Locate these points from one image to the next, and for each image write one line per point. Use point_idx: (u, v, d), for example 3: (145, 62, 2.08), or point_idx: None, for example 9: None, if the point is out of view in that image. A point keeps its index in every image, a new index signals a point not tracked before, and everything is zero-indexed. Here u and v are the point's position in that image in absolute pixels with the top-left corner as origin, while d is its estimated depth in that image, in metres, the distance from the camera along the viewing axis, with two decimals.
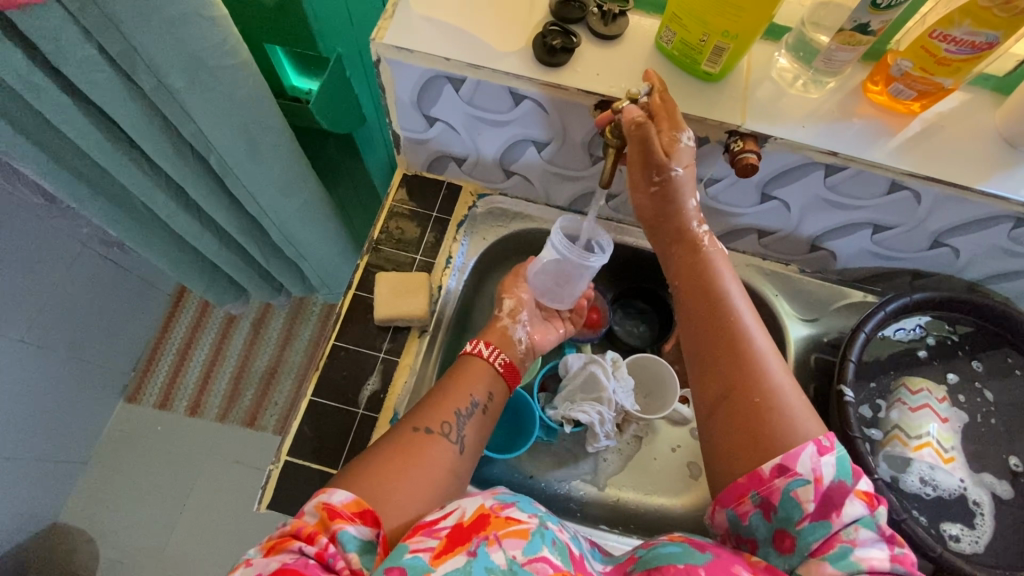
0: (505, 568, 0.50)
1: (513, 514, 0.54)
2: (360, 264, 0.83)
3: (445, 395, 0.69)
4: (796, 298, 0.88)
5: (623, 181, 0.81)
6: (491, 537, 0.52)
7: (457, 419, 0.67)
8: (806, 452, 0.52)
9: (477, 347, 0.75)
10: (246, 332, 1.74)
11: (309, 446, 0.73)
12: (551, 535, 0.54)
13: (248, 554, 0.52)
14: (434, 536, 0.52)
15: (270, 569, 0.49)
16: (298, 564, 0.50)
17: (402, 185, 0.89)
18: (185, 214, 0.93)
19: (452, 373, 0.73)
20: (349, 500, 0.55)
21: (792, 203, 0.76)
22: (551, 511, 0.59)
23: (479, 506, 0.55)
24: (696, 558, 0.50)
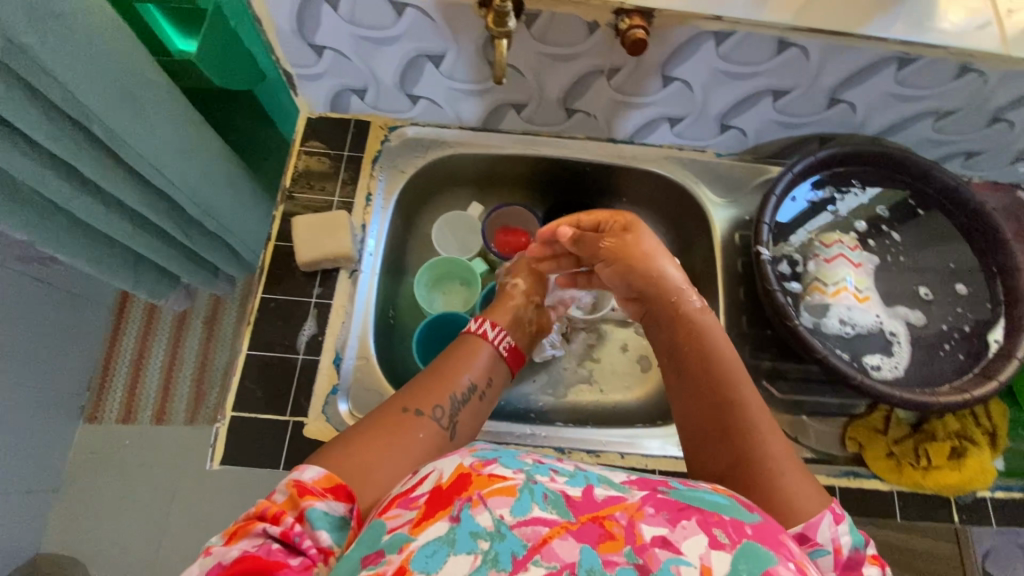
0: (491, 531, 0.40)
1: (495, 471, 0.43)
2: (276, 214, 0.81)
3: (439, 375, 0.64)
4: (716, 183, 0.90)
5: (528, 88, 0.80)
6: (475, 498, 0.41)
7: (450, 403, 0.62)
8: (824, 521, 0.48)
9: (482, 327, 0.73)
10: (200, 332, 1.66)
11: (255, 397, 0.72)
12: (541, 489, 0.42)
13: (207, 542, 0.45)
14: (411, 507, 0.43)
15: (231, 556, 0.43)
16: (262, 550, 0.43)
17: (308, 130, 0.87)
18: (85, 197, 0.88)
19: (451, 349, 0.70)
20: (320, 476, 0.49)
21: (692, 82, 0.77)
22: (542, 459, 0.46)
23: (457, 466, 0.45)
24: (743, 515, 0.42)
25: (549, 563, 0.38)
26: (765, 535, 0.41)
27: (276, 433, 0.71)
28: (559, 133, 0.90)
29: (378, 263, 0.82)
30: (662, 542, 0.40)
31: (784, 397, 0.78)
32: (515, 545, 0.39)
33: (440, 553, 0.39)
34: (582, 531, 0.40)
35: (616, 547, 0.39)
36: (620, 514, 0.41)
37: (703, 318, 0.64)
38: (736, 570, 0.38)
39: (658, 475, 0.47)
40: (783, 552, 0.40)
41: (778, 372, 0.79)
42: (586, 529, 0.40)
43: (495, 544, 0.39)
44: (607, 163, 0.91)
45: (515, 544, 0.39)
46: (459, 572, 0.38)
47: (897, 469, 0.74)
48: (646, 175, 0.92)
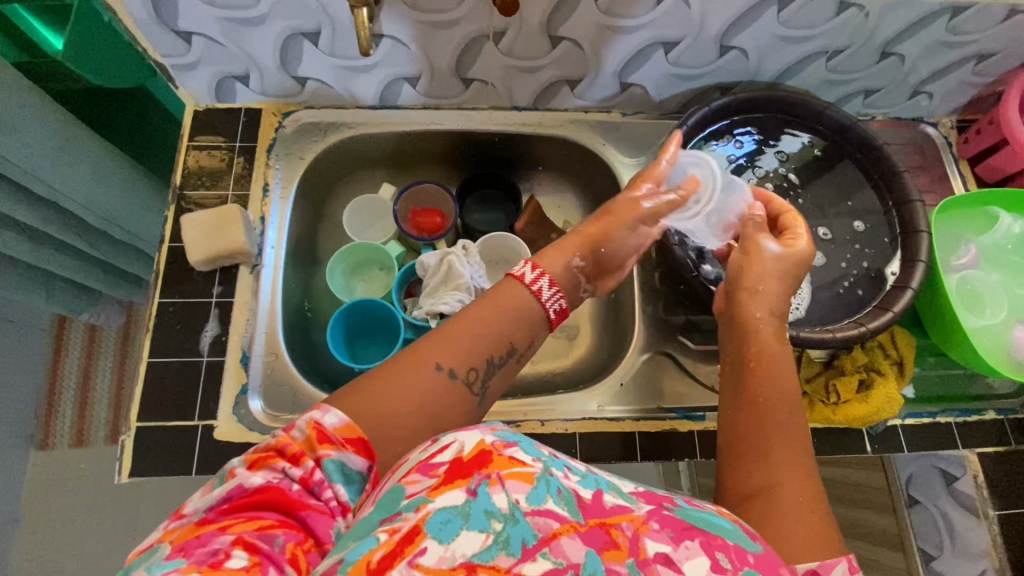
0: (505, 513, 0.37)
1: (516, 455, 0.40)
2: (167, 215, 0.78)
3: (478, 330, 0.55)
4: (624, 142, 0.89)
5: (416, 59, 0.78)
6: (493, 476, 0.38)
7: (487, 367, 0.54)
8: (839, 567, 0.45)
9: (536, 283, 0.60)
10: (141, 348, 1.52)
11: (161, 405, 0.70)
12: (557, 483, 0.39)
13: (232, 461, 0.44)
14: (431, 475, 0.39)
15: (253, 485, 0.42)
16: (284, 488, 0.42)
17: (196, 123, 0.83)
18: None
19: (489, 297, 0.58)
20: (343, 424, 0.46)
21: (580, 40, 0.75)
22: (558, 453, 0.43)
23: (481, 442, 0.40)
24: (746, 544, 0.40)
25: (556, 559, 0.36)
26: (766, 566, 0.38)
27: (185, 439, 0.69)
28: (461, 104, 0.88)
29: (280, 256, 0.80)
30: (665, 560, 0.37)
31: (699, 348, 0.79)
32: (527, 534, 0.36)
33: (454, 523, 0.36)
34: (590, 535, 0.37)
35: (620, 556, 0.37)
36: (627, 524, 0.38)
37: (771, 341, 0.60)
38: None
39: (664, 491, 0.44)
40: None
41: (692, 325, 0.80)
42: (594, 534, 0.37)
43: (508, 528, 0.36)
44: (514, 132, 0.90)
45: (527, 531, 0.36)
46: (468, 547, 0.35)
47: (810, 408, 0.75)
48: (555, 140, 0.91)
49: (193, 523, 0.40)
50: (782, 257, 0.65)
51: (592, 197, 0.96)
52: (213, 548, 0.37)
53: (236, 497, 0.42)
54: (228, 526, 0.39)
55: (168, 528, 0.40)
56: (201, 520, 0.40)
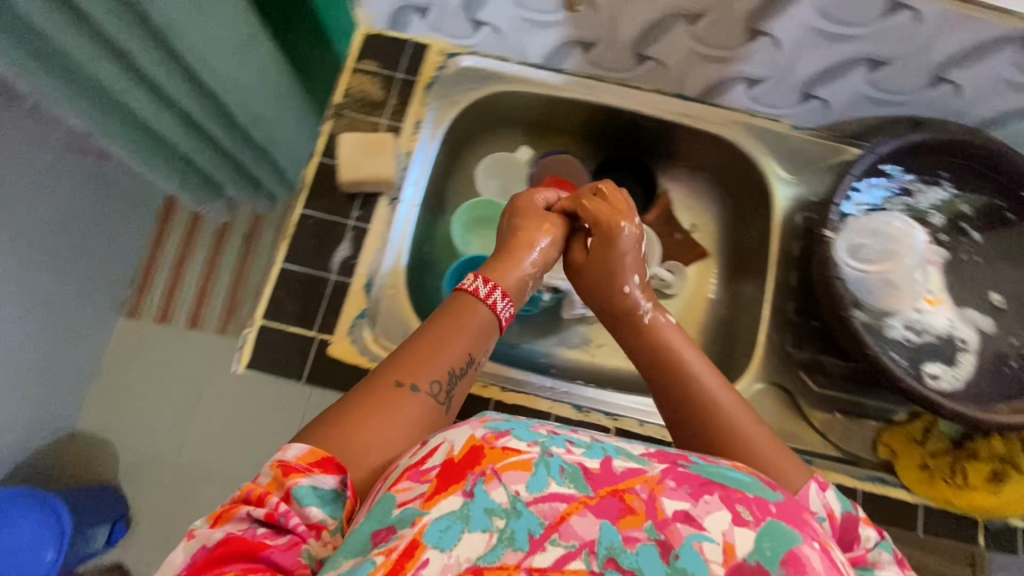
0: (507, 508, 0.35)
1: (510, 445, 0.38)
2: (323, 131, 0.80)
3: (432, 346, 0.54)
4: (785, 157, 0.83)
5: (601, 25, 0.74)
6: (489, 472, 0.36)
7: (450, 378, 0.53)
8: (812, 489, 0.45)
9: (490, 296, 0.60)
10: (209, 243, 1.50)
11: (285, 311, 0.73)
12: (558, 462, 0.37)
13: (192, 524, 0.42)
14: (422, 481, 0.37)
15: (213, 541, 0.40)
16: (246, 534, 0.40)
17: (364, 46, 0.83)
18: (140, 89, 0.88)
19: (442, 313, 0.57)
20: (304, 451, 0.44)
21: (782, 39, 0.69)
22: (556, 430, 0.41)
23: (469, 436, 0.39)
24: (766, 492, 0.37)
25: (567, 543, 0.34)
26: (792, 513, 0.36)
27: (301, 348, 0.72)
28: (624, 81, 0.85)
29: (416, 196, 0.80)
30: (684, 518, 0.35)
31: (820, 391, 0.74)
32: (533, 523, 0.35)
33: (453, 529, 0.35)
34: (602, 507, 0.36)
35: (637, 522, 0.35)
36: (641, 486, 0.36)
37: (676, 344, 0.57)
38: (759, 549, 0.34)
39: (677, 448, 0.41)
40: (808, 531, 0.35)
41: (817, 365, 0.75)
42: (605, 504, 0.36)
43: (510, 522, 0.35)
44: (670, 121, 0.86)
45: (532, 521, 0.35)
46: (472, 550, 0.34)
47: (928, 482, 0.70)
48: (710, 138, 0.86)
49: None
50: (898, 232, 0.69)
51: (731, 206, 0.91)
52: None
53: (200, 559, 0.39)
54: None
55: None
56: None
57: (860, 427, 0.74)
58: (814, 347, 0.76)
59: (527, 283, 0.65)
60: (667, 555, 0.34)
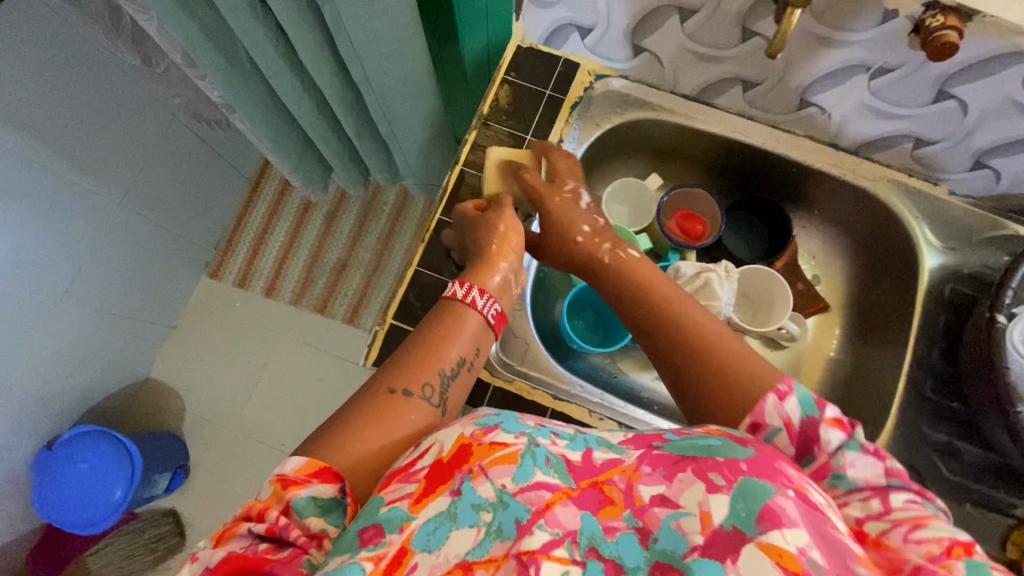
0: (494, 502, 0.37)
1: (498, 439, 0.39)
2: (468, 139, 0.80)
3: (423, 351, 0.53)
4: (939, 223, 0.79)
5: (771, 68, 0.72)
6: (475, 469, 0.38)
7: (441, 381, 0.52)
8: (769, 402, 0.43)
9: (468, 296, 0.58)
10: (321, 224, 1.73)
11: (415, 313, 0.74)
12: (545, 453, 0.39)
13: (196, 546, 0.40)
14: (411, 481, 0.39)
15: (216, 561, 0.38)
16: (247, 551, 0.38)
17: (515, 58, 0.83)
18: (290, 74, 0.90)
19: (431, 321, 0.56)
20: (303, 462, 0.42)
21: (971, 104, 0.66)
22: (544, 421, 0.42)
23: (459, 436, 0.40)
24: (737, 451, 0.37)
25: (553, 529, 0.35)
26: (758, 466, 0.36)
27: None
28: (776, 123, 0.82)
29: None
30: (660, 501, 0.36)
31: (950, 477, 0.71)
32: (521, 511, 0.36)
33: (442, 529, 0.36)
34: (584, 498, 0.37)
35: (616, 512, 0.37)
36: (619, 478, 0.38)
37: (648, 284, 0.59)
38: (733, 513, 0.34)
39: (654, 430, 0.42)
40: (781, 481, 0.35)
41: (952, 450, 0.71)
42: (588, 495, 0.37)
43: (498, 515, 0.36)
44: (816, 169, 0.82)
45: (520, 510, 0.36)
46: (462, 546, 0.36)
47: None
48: (856, 192, 0.82)
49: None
50: None
51: (863, 264, 0.87)
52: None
53: None
54: None
55: None
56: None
57: (989, 522, 0.70)
58: (951, 431, 0.72)
59: (509, 280, 0.63)
60: (646, 541, 0.36)
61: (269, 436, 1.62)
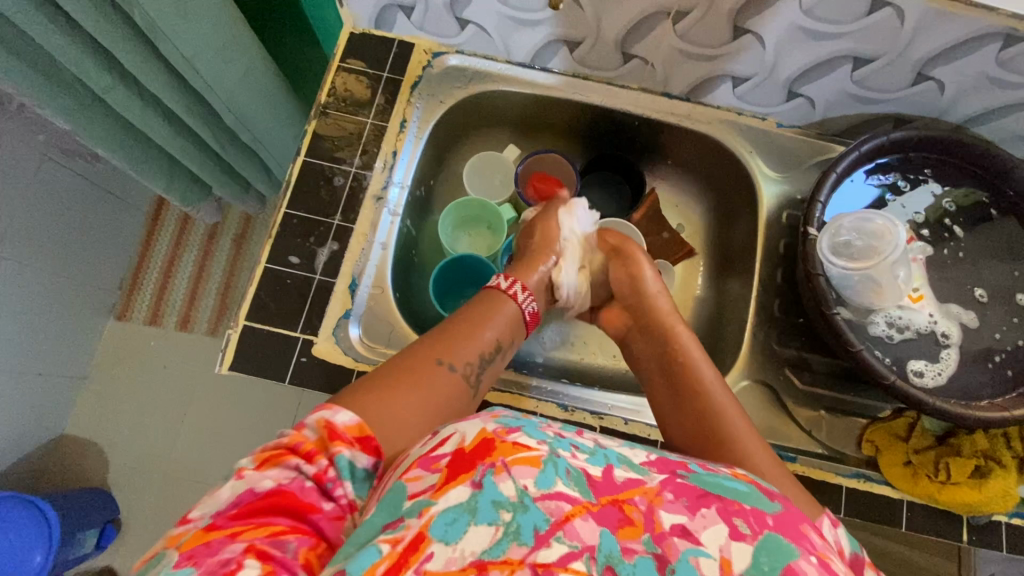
0: (514, 502, 0.37)
1: (521, 440, 0.40)
2: (308, 130, 0.79)
3: (467, 331, 0.60)
4: (772, 155, 0.83)
5: (586, 24, 0.74)
6: (498, 464, 0.39)
7: (478, 359, 0.58)
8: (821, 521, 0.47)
9: (512, 288, 0.67)
10: (228, 248, 1.66)
11: (270, 310, 0.72)
12: (565, 464, 0.40)
13: (239, 464, 0.44)
14: (433, 469, 0.40)
15: (264, 487, 0.42)
16: (295, 487, 0.43)
17: (349, 45, 0.83)
18: (124, 88, 0.87)
19: (472, 305, 0.64)
20: (353, 422, 0.46)
21: (766, 36, 0.69)
22: (564, 433, 0.44)
23: (480, 430, 0.41)
24: (764, 504, 0.40)
25: (570, 542, 0.36)
26: (787, 526, 0.38)
27: (285, 346, 0.71)
28: (612, 80, 0.84)
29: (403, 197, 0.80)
30: (682, 531, 0.37)
31: (804, 388, 0.75)
32: (539, 519, 0.37)
33: (460, 521, 0.37)
34: (602, 514, 0.38)
35: (635, 533, 0.37)
36: (640, 499, 0.39)
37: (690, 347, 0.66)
38: (757, 564, 0.35)
39: (678, 458, 0.45)
40: (806, 545, 0.37)
41: (803, 363, 0.75)
42: (606, 512, 0.38)
43: (518, 516, 0.37)
44: (657, 120, 0.85)
45: (539, 517, 0.37)
46: (478, 543, 0.36)
47: (912, 479, 0.69)
48: (697, 136, 0.86)
49: (200, 529, 0.40)
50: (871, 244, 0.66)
51: (717, 206, 0.92)
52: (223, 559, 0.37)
53: (245, 502, 0.42)
54: (240, 534, 0.39)
55: (174, 532, 0.40)
56: (210, 525, 0.40)
57: (844, 425, 0.74)
58: (800, 345, 0.76)
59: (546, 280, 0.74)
60: (665, 568, 0.36)
61: (200, 474, 1.53)
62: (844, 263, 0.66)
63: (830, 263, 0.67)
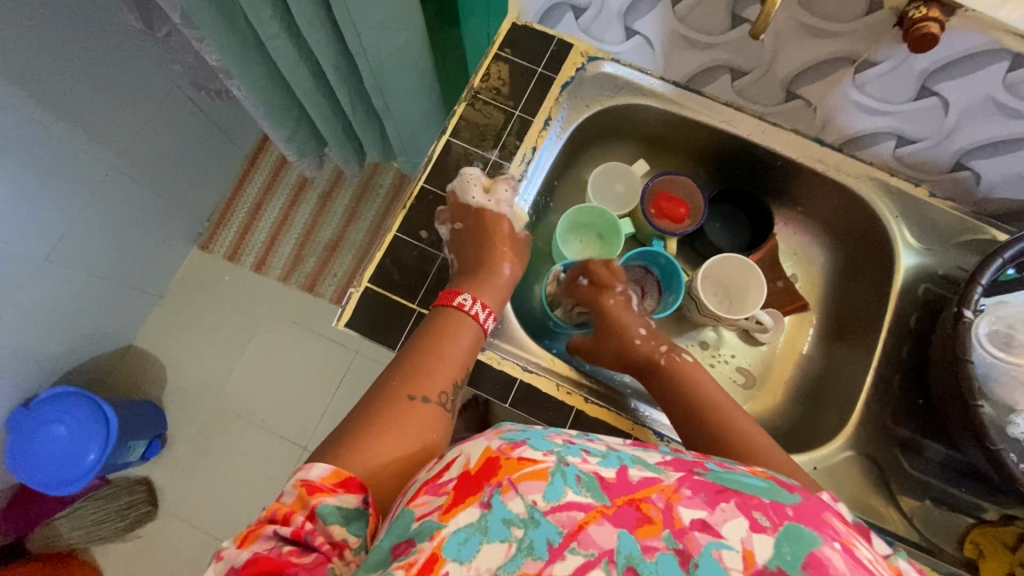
0: (525, 518, 0.37)
1: (525, 455, 0.40)
2: (456, 110, 0.81)
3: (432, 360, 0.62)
4: (919, 224, 0.79)
5: (760, 56, 0.72)
6: (505, 483, 0.38)
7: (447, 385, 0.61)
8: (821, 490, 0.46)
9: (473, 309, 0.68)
10: (315, 202, 1.70)
11: (391, 277, 0.74)
12: (575, 472, 0.39)
13: (221, 547, 0.45)
14: (440, 493, 0.40)
15: (242, 561, 0.43)
16: (272, 552, 0.43)
17: (509, 35, 0.84)
18: (286, 38, 0.90)
19: (437, 331, 0.65)
20: (328, 472, 0.48)
21: (953, 102, 0.66)
22: (573, 440, 0.43)
23: (485, 449, 0.41)
24: (783, 497, 0.39)
25: (586, 551, 0.36)
26: (807, 516, 0.37)
27: (399, 315, 0.73)
28: (764, 115, 0.82)
29: (533, 192, 0.81)
30: (702, 526, 0.36)
31: (910, 471, 0.72)
32: (551, 532, 0.36)
33: (472, 541, 0.36)
34: (619, 516, 0.37)
35: (654, 531, 0.36)
36: (657, 496, 0.38)
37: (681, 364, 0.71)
38: (778, 554, 0.35)
39: (692, 459, 0.44)
40: (828, 531, 0.36)
41: (917, 448, 0.72)
42: (623, 513, 0.37)
43: (530, 531, 0.36)
44: (801, 164, 0.83)
45: (551, 530, 0.36)
46: (492, 560, 0.36)
47: None
48: (840, 190, 0.83)
49: None
50: None
51: (842, 263, 0.88)
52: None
53: None
54: None
55: None
56: None
57: (946, 519, 0.70)
58: (913, 426, 0.73)
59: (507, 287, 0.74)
60: (688, 564, 0.35)
61: (249, 411, 1.59)
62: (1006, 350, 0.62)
63: (978, 348, 0.63)
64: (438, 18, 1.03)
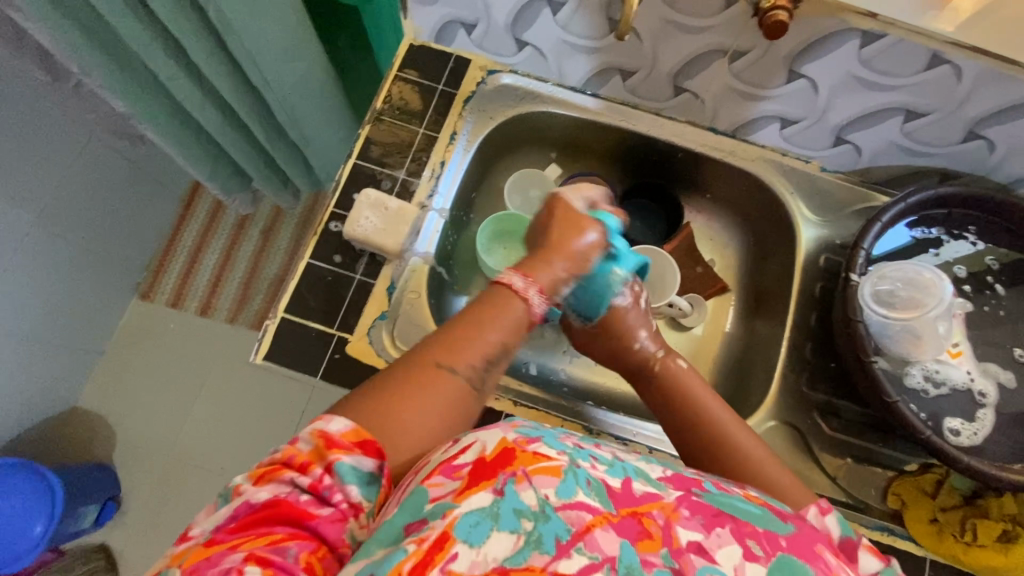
0: (536, 511, 0.37)
1: (541, 450, 0.40)
2: (361, 134, 0.82)
3: (471, 330, 0.52)
4: (814, 198, 0.83)
5: (642, 54, 0.76)
6: (519, 474, 0.38)
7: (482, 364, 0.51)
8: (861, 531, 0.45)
9: (527, 291, 0.56)
10: (256, 239, 1.66)
11: (308, 305, 0.74)
12: (585, 475, 0.39)
13: (237, 480, 0.42)
14: (454, 477, 0.39)
15: (261, 500, 0.40)
16: (291, 500, 0.40)
17: (408, 56, 0.86)
18: (186, 78, 0.90)
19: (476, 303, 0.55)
20: (349, 428, 0.44)
21: (820, 82, 0.71)
22: (583, 443, 0.43)
23: (502, 439, 0.41)
24: (778, 526, 0.39)
25: (591, 553, 0.36)
26: (801, 550, 0.38)
27: (320, 341, 0.72)
28: (661, 110, 0.86)
29: (447, 206, 0.81)
30: (697, 549, 0.37)
31: (831, 434, 0.75)
32: (560, 528, 0.36)
33: (483, 526, 0.36)
34: (622, 526, 0.37)
35: (653, 547, 0.37)
36: (658, 513, 0.38)
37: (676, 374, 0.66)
38: None
39: (693, 475, 0.43)
40: (819, 566, 0.37)
41: (832, 408, 0.76)
42: (626, 524, 0.37)
43: (539, 525, 0.37)
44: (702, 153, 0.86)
45: (560, 527, 0.36)
46: (501, 549, 0.36)
47: (936, 536, 0.67)
48: (740, 174, 0.86)
49: (201, 544, 0.39)
50: (924, 282, 0.67)
51: (754, 243, 0.92)
52: (224, 568, 0.36)
53: (242, 514, 0.40)
54: (240, 544, 0.38)
55: (176, 551, 0.39)
56: (210, 540, 0.39)
57: (869, 474, 0.73)
58: (829, 390, 0.76)
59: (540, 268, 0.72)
60: None
61: (205, 460, 1.53)
62: (895, 310, 0.67)
63: (868, 309, 0.68)
64: (352, 47, 1.03)
